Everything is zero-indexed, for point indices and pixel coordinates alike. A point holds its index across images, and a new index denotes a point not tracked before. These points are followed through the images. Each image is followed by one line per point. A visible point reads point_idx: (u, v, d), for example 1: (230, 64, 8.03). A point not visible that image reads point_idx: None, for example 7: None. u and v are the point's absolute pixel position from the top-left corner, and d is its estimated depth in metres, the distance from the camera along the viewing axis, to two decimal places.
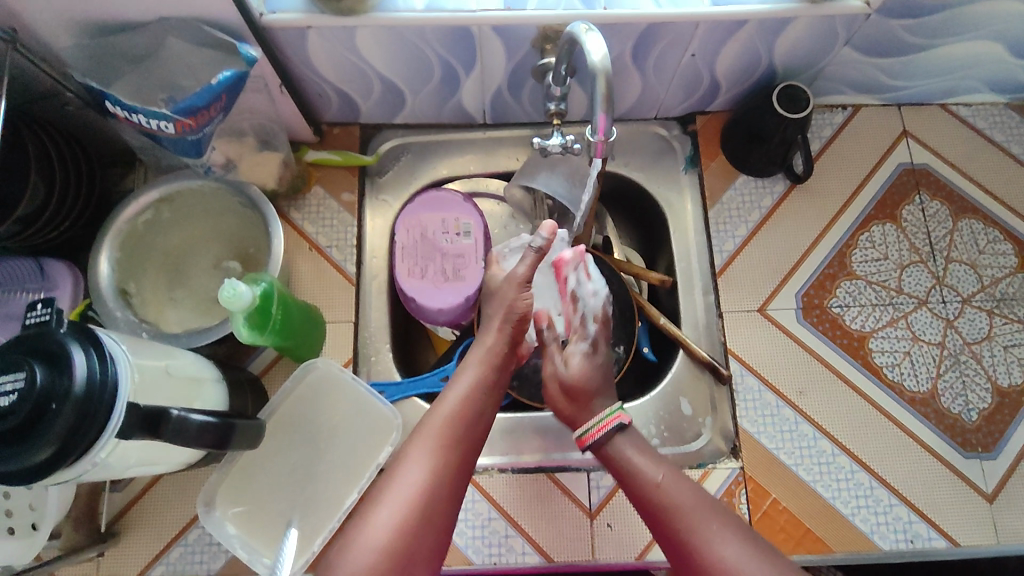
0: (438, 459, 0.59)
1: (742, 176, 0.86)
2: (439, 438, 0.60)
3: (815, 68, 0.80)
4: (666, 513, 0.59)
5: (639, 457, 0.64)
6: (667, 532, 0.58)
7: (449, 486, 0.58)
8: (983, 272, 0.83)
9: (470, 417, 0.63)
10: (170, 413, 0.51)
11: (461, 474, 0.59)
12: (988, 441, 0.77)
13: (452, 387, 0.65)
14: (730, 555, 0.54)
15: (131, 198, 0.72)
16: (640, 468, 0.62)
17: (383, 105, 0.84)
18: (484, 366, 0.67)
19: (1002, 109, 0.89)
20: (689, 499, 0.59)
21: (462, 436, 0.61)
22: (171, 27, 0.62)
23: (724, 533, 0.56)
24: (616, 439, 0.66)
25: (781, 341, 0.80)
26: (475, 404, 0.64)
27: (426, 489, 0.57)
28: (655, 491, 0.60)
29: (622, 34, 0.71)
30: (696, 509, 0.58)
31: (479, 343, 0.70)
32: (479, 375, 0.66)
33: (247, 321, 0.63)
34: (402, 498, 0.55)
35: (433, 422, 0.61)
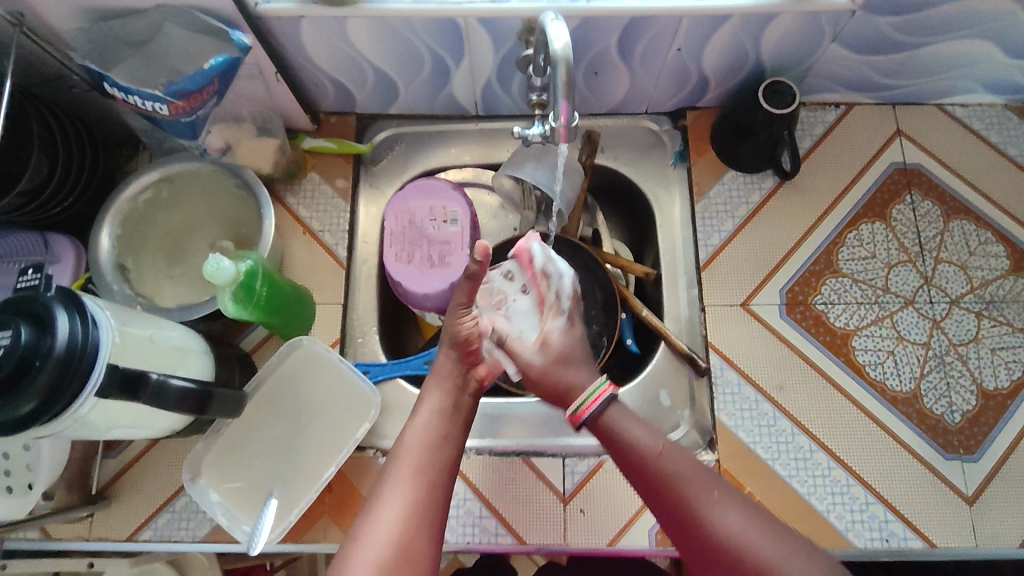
0: (414, 493, 0.57)
1: (731, 171, 0.87)
2: (408, 477, 0.58)
3: (805, 65, 0.80)
4: (664, 489, 0.59)
5: (634, 425, 0.63)
6: (668, 504, 0.59)
7: (428, 523, 0.57)
8: (973, 273, 0.82)
9: (440, 439, 0.62)
10: (148, 376, 0.54)
11: (439, 509, 0.58)
12: (971, 443, 0.76)
13: (412, 423, 0.63)
14: (733, 526, 0.56)
15: (133, 179, 0.76)
16: (637, 438, 0.62)
17: (378, 95, 0.87)
18: (443, 395, 0.65)
19: (1000, 111, 0.88)
20: (689, 472, 0.59)
21: (431, 470, 0.59)
22: (168, 14, 0.65)
23: (725, 507, 0.57)
24: (607, 411, 0.64)
25: (763, 336, 0.80)
26: (440, 436, 0.62)
27: (408, 524, 0.56)
28: (656, 463, 0.60)
29: (606, 27, 0.72)
30: (697, 478, 0.59)
31: (434, 372, 0.67)
32: (440, 403, 0.64)
33: (232, 296, 0.66)
34: (383, 536, 0.55)
35: (401, 458, 0.60)
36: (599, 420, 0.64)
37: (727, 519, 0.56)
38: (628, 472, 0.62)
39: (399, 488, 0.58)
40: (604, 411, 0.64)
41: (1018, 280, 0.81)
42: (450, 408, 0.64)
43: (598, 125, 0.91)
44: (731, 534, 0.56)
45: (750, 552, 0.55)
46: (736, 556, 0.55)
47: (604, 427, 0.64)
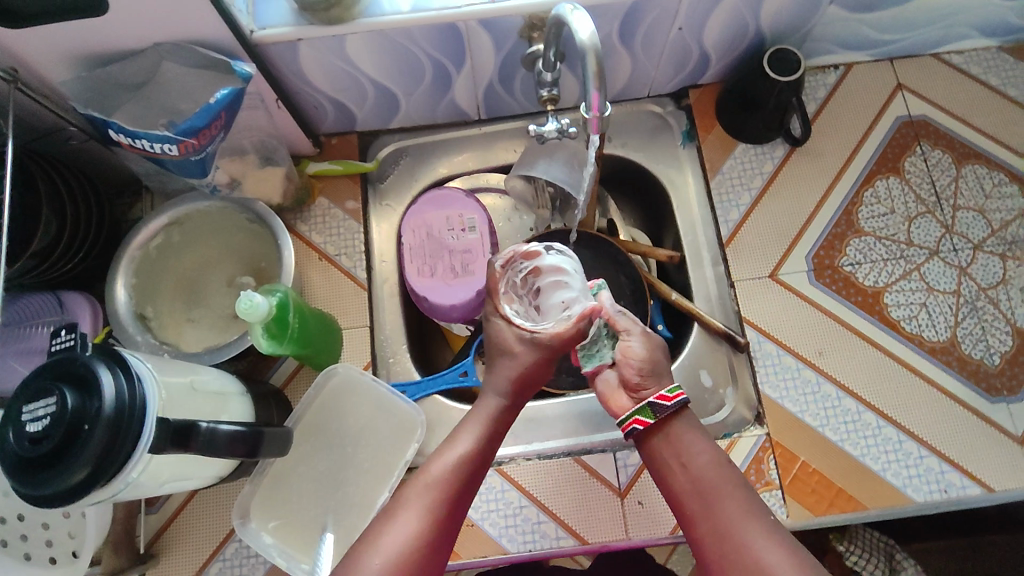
0: (440, 501, 0.56)
1: (740, 144, 0.86)
2: (435, 497, 0.56)
3: (803, 30, 0.80)
4: (709, 510, 0.55)
5: (698, 440, 0.59)
6: (709, 528, 0.54)
7: (440, 545, 0.54)
8: (991, 216, 0.82)
9: (482, 453, 0.60)
10: (199, 425, 0.52)
11: (454, 521, 0.56)
12: (1014, 384, 0.76)
13: (457, 438, 0.60)
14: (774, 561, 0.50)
15: (142, 224, 0.74)
16: (698, 452, 0.58)
17: (379, 111, 0.86)
18: (488, 416, 0.63)
19: (995, 53, 0.88)
20: (739, 496, 0.55)
21: (460, 494, 0.57)
22: (166, 52, 0.64)
23: (770, 541, 0.52)
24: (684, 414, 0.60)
25: (796, 305, 0.80)
26: (478, 459, 0.59)
27: (425, 539, 0.54)
28: (708, 481, 0.56)
29: (607, 15, 0.71)
30: (749, 506, 0.54)
31: (490, 387, 0.65)
32: (483, 423, 0.62)
33: (265, 331, 0.64)
34: (396, 546, 0.52)
35: (434, 468, 0.57)
36: (665, 424, 0.60)
37: (768, 551, 0.51)
38: (676, 488, 0.58)
39: (426, 497, 0.55)
40: (674, 418, 0.60)
41: None
42: (492, 428, 0.62)
43: None
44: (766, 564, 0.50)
45: None
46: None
47: (665, 436, 0.59)
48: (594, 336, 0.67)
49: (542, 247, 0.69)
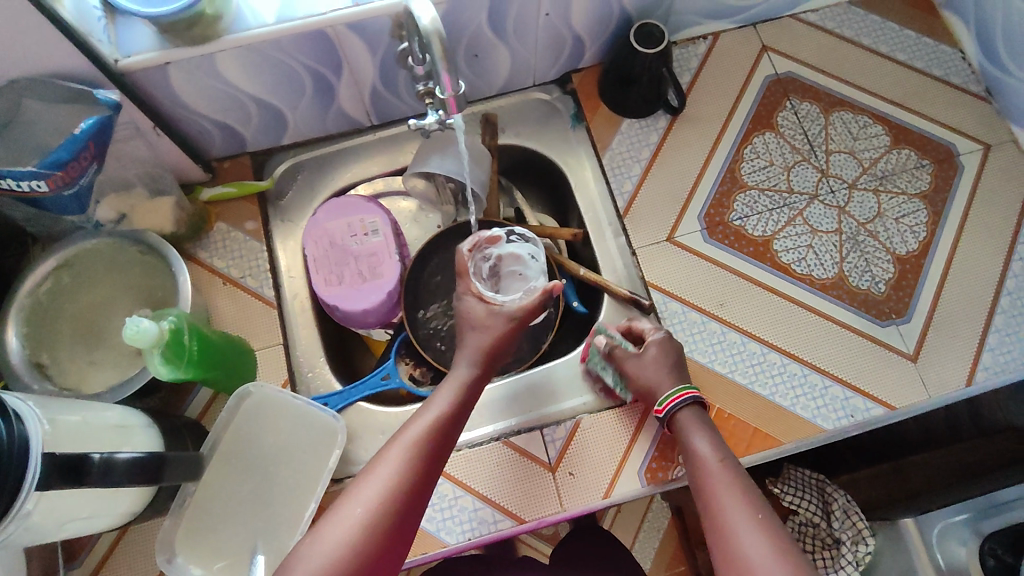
0: (417, 455, 0.61)
1: (626, 120, 0.90)
2: (413, 452, 0.61)
3: (665, 4, 0.85)
4: (715, 504, 0.62)
5: (704, 441, 0.68)
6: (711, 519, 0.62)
7: (417, 495, 0.60)
8: (861, 156, 0.87)
9: (456, 414, 0.66)
10: (90, 456, 0.51)
11: (431, 477, 0.61)
12: (900, 307, 0.80)
13: (433, 405, 0.66)
14: (756, 552, 0.57)
15: (27, 273, 0.73)
16: (700, 452, 0.67)
17: (267, 128, 0.85)
18: (460, 385, 0.68)
19: (846, 8, 0.95)
20: (743, 496, 0.61)
21: (434, 450, 0.62)
22: (24, 89, 0.63)
23: (754, 533, 0.58)
24: (682, 414, 0.71)
25: (696, 263, 0.83)
26: (453, 422, 0.65)
27: (399, 490, 0.59)
28: (710, 480, 0.64)
29: (472, 7, 0.73)
30: (745, 501, 0.61)
31: (458, 363, 0.71)
32: (459, 386, 0.68)
33: (162, 357, 0.63)
34: (374, 495, 0.58)
35: (412, 431, 0.63)
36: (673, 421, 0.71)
37: (750, 543, 0.57)
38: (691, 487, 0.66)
39: (403, 451, 0.61)
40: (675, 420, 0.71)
41: (900, 152, 0.88)
42: (464, 396, 0.68)
43: (492, 108, 0.93)
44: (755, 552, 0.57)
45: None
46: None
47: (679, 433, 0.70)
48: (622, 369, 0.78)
49: (502, 233, 0.82)
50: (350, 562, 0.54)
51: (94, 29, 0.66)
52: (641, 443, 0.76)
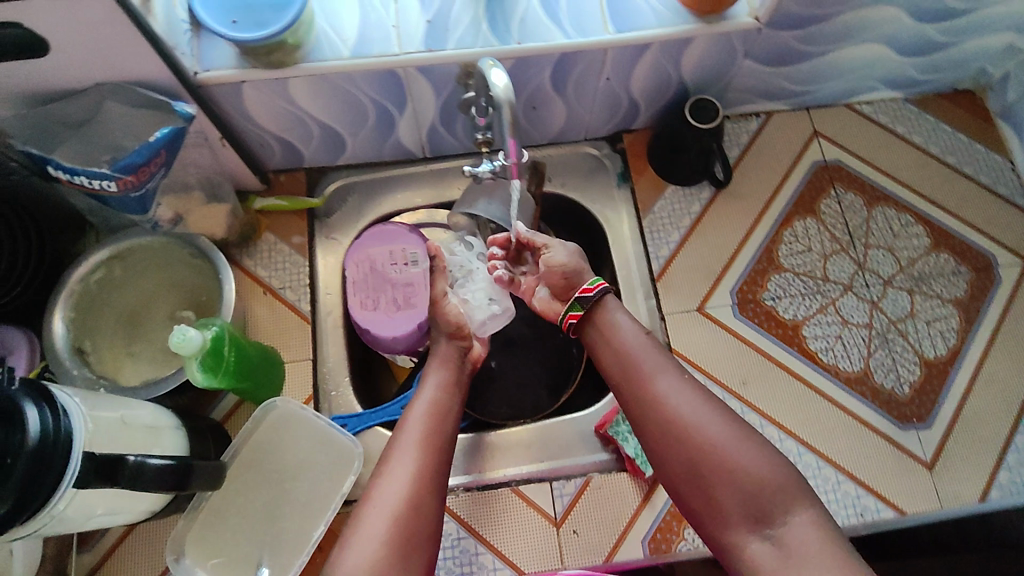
0: (422, 451, 0.65)
1: (671, 186, 0.92)
2: (419, 448, 0.65)
3: (724, 80, 0.86)
4: (642, 380, 0.67)
5: (613, 321, 0.72)
6: (636, 407, 0.66)
7: (434, 478, 0.64)
8: (900, 254, 0.89)
9: (445, 412, 0.70)
10: (126, 458, 0.54)
11: (444, 467, 0.65)
12: (922, 411, 0.82)
13: (420, 398, 0.71)
14: (683, 407, 0.64)
15: (82, 259, 0.75)
16: (618, 329, 0.71)
17: (325, 149, 0.88)
18: (442, 378, 0.73)
19: (901, 104, 0.96)
20: (660, 363, 0.68)
21: (438, 441, 0.67)
22: (108, 92, 0.66)
23: (679, 391, 0.65)
24: (604, 302, 0.74)
25: (721, 337, 0.85)
26: (442, 413, 0.70)
27: (416, 485, 0.62)
28: (630, 356, 0.69)
29: (538, 65, 0.76)
30: (659, 365, 0.68)
31: (437, 356, 0.77)
32: (439, 384, 0.73)
33: (201, 364, 0.65)
34: (394, 490, 0.62)
35: (410, 425, 0.67)
36: (593, 316, 0.73)
37: (681, 403, 0.64)
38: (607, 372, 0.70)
39: (410, 446, 0.65)
40: (596, 307, 0.73)
41: (939, 256, 0.89)
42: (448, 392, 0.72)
43: (542, 155, 0.95)
44: (689, 414, 0.63)
45: (697, 426, 0.62)
46: (691, 436, 0.62)
47: (596, 315, 0.73)
48: None
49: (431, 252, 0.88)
50: (389, 552, 0.58)
51: (180, 42, 0.69)
52: (647, 514, 0.78)
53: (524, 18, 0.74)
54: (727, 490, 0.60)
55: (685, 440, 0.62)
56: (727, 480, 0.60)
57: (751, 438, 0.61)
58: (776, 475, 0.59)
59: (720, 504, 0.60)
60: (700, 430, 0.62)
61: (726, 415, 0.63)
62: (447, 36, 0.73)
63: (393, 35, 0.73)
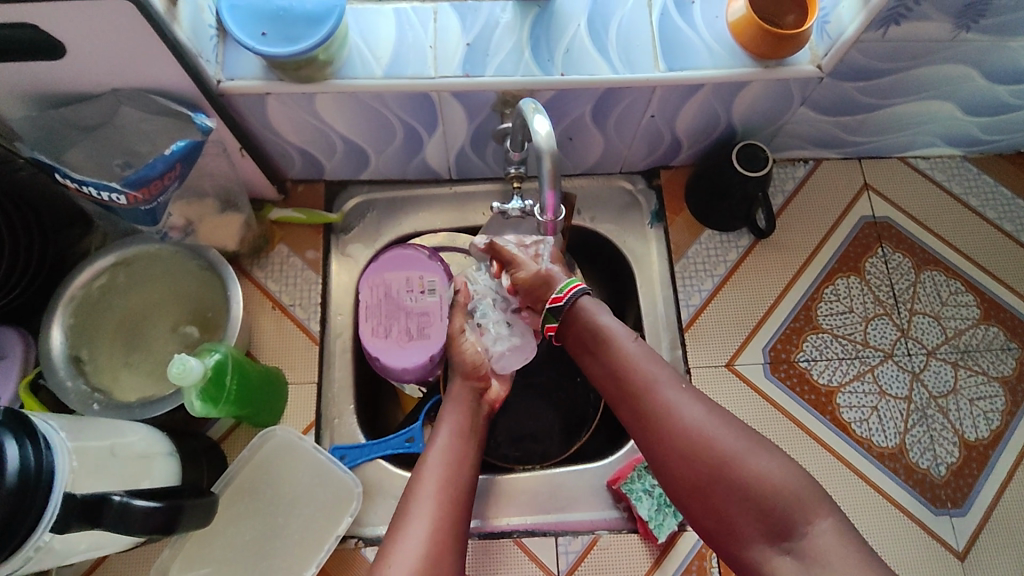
0: (442, 503, 0.64)
1: (707, 230, 0.87)
2: (440, 499, 0.65)
3: (775, 125, 0.81)
4: (649, 393, 0.61)
5: (605, 324, 0.67)
6: (639, 418, 0.62)
7: (453, 537, 0.63)
8: (947, 324, 0.83)
9: (462, 459, 0.69)
10: (110, 497, 0.50)
11: (462, 517, 0.65)
12: (957, 496, 0.77)
13: (434, 448, 0.70)
14: (693, 417, 0.59)
15: (85, 264, 0.72)
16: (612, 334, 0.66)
17: (348, 163, 0.84)
18: (457, 422, 0.73)
19: (959, 162, 0.91)
20: (663, 373, 0.62)
21: (458, 490, 0.66)
22: (124, 97, 0.63)
23: (685, 399, 0.61)
24: (581, 301, 0.69)
25: (748, 397, 0.80)
26: (460, 460, 0.69)
27: (437, 538, 0.62)
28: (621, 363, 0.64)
29: (580, 99, 0.71)
30: (662, 374, 0.62)
31: (451, 398, 0.76)
32: (455, 427, 0.72)
33: (201, 394, 0.62)
34: (413, 549, 0.60)
35: (427, 479, 0.66)
36: (571, 323, 0.69)
37: (688, 414, 0.59)
38: (603, 380, 0.66)
39: (428, 503, 0.64)
40: (572, 310, 0.69)
41: (989, 329, 0.83)
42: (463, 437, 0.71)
43: (573, 186, 0.90)
44: (698, 423, 0.59)
45: (713, 437, 0.58)
46: (701, 450, 0.58)
47: (581, 322, 0.68)
48: (658, 505, 0.75)
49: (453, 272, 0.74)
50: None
51: (205, 48, 0.65)
52: None
53: (570, 47, 0.70)
54: (744, 502, 0.56)
55: (696, 452, 0.58)
56: (744, 492, 0.56)
57: (763, 445, 0.58)
58: (796, 484, 0.55)
59: (737, 516, 0.56)
60: (711, 439, 0.58)
61: (737, 422, 0.59)
62: (487, 61, 0.69)
63: (430, 56, 0.69)
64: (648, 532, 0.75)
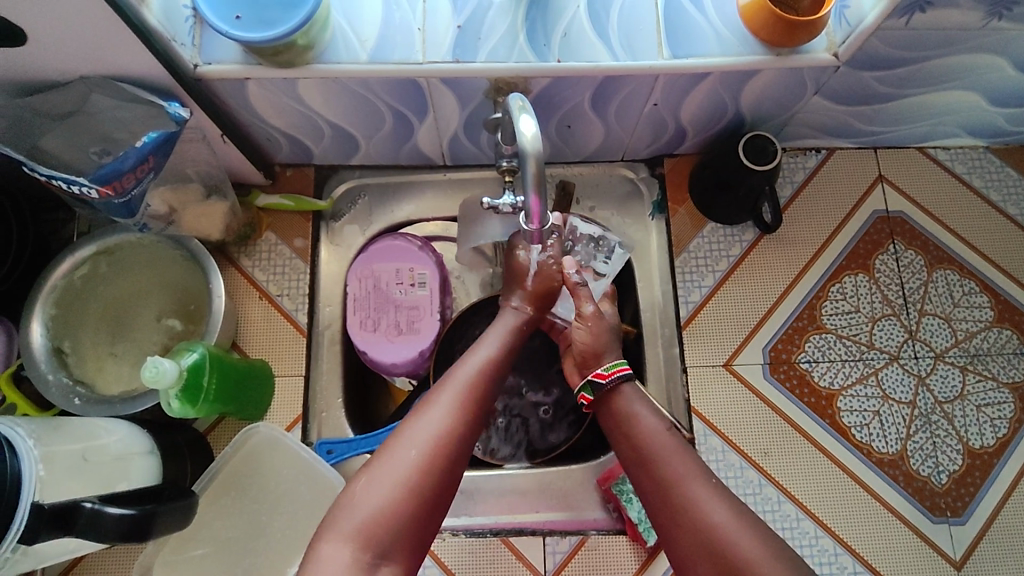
0: (464, 406, 0.57)
1: (711, 223, 0.83)
2: (462, 398, 0.58)
3: (787, 113, 0.76)
4: (682, 475, 0.56)
5: (638, 405, 0.63)
6: (663, 508, 0.56)
7: (468, 437, 0.56)
8: (957, 326, 0.80)
9: (497, 372, 0.62)
10: (81, 505, 0.50)
11: (479, 429, 0.58)
12: (957, 505, 0.75)
13: (472, 353, 0.63)
14: (720, 516, 0.53)
15: (67, 253, 0.71)
16: (642, 417, 0.61)
17: (337, 149, 0.81)
18: (502, 337, 0.66)
19: (981, 153, 0.86)
20: (696, 459, 0.58)
21: (486, 398, 0.59)
22: (95, 85, 0.60)
23: (716, 498, 0.54)
24: (624, 387, 0.65)
25: (747, 399, 0.78)
26: (495, 370, 0.62)
27: (449, 441, 0.54)
28: (649, 449, 0.59)
29: (578, 86, 0.67)
30: (692, 463, 0.57)
31: (498, 320, 0.70)
32: (497, 341, 0.66)
33: (178, 395, 0.61)
34: (429, 433, 0.54)
35: (461, 376, 0.60)
36: (609, 401, 0.65)
37: (715, 512, 0.53)
38: (628, 461, 0.60)
39: (455, 395, 0.58)
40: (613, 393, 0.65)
41: (1002, 332, 0.80)
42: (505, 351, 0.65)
43: (572, 174, 0.86)
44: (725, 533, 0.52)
45: (736, 545, 0.51)
46: (718, 556, 0.51)
47: (617, 398, 0.64)
48: None
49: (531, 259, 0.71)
50: (406, 504, 0.51)
51: (179, 31, 0.61)
52: None
53: (568, 31, 0.65)
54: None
55: (714, 556, 0.52)
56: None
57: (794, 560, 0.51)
58: None
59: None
60: (735, 549, 0.51)
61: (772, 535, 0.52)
62: (479, 45, 0.65)
63: (419, 39, 0.65)
64: (638, 534, 0.73)
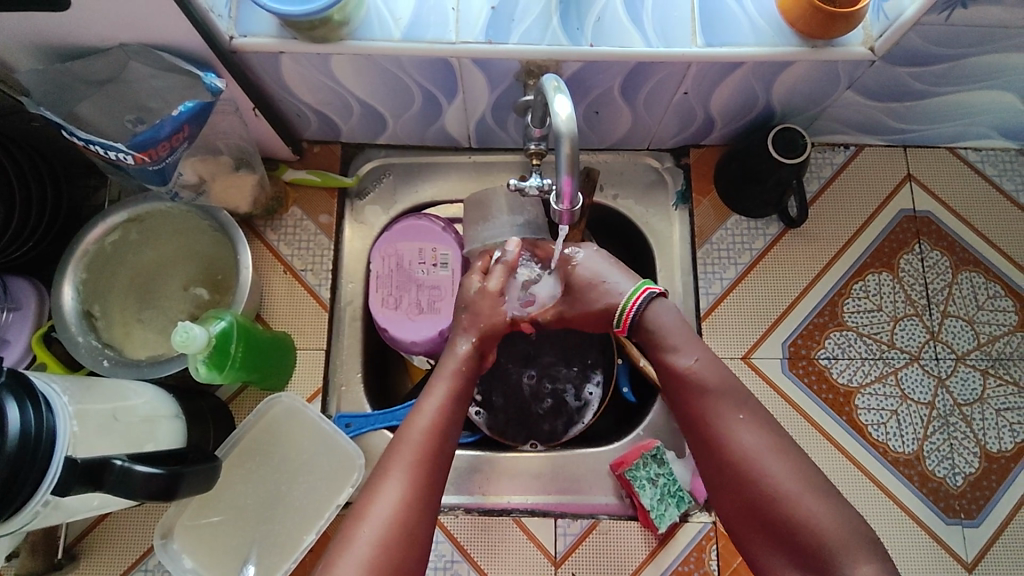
0: (415, 475, 0.58)
1: (735, 215, 0.83)
2: (413, 466, 0.59)
3: (818, 107, 0.75)
4: (717, 409, 0.60)
5: (672, 331, 0.65)
6: (697, 435, 0.61)
7: (426, 504, 0.58)
8: (980, 329, 0.79)
9: (448, 425, 0.63)
10: (111, 462, 0.51)
11: (435, 493, 0.59)
12: (972, 508, 0.75)
13: (421, 410, 0.63)
14: (749, 444, 0.58)
15: (98, 220, 0.72)
16: (673, 346, 0.64)
17: (365, 127, 0.82)
18: (453, 382, 0.66)
19: (1013, 155, 0.85)
20: (728, 391, 0.61)
21: (438, 460, 0.60)
22: (133, 53, 0.60)
23: (750, 428, 0.59)
24: (651, 308, 0.67)
25: (764, 393, 0.78)
26: (447, 423, 0.63)
27: (402, 514, 0.56)
28: (685, 386, 0.62)
29: (610, 72, 0.67)
30: (726, 393, 0.61)
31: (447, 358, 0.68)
32: (448, 388, 0.65)
33: (205, 361, 0.62)
34: (383, 514, 0.56)
35: (406, 443, 0.60)
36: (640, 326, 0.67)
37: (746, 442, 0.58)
38: (666, 387, 0.64)
39: (404, 465, 0.59)
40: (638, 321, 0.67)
41: None
42: (455, 397, 0.65)
43: (596, 161, 0.86)
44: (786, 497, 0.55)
45: (763, 469, 0.57)
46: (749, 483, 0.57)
47: (647, 329, 0.67)
48: (661, 495, 0.74)
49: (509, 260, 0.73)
50: None
51: (217, 3, 0.61)
52: (650, 571, 0.74)
53: (601, 16, 0.65)
54: (786, 553, 0.55)
55: (748, 484, 0.57)
56: (791, 546, 0.55)
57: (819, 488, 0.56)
58: (848, 538, 0.53)
59: (779, 562, 0.56)
60: (765, 475, 0.56)
61: (806, 466, 0.57)
62: (512, 27, 0.65)
63: (453, 19, 0.65)
64: (649, 521, 0.74)
